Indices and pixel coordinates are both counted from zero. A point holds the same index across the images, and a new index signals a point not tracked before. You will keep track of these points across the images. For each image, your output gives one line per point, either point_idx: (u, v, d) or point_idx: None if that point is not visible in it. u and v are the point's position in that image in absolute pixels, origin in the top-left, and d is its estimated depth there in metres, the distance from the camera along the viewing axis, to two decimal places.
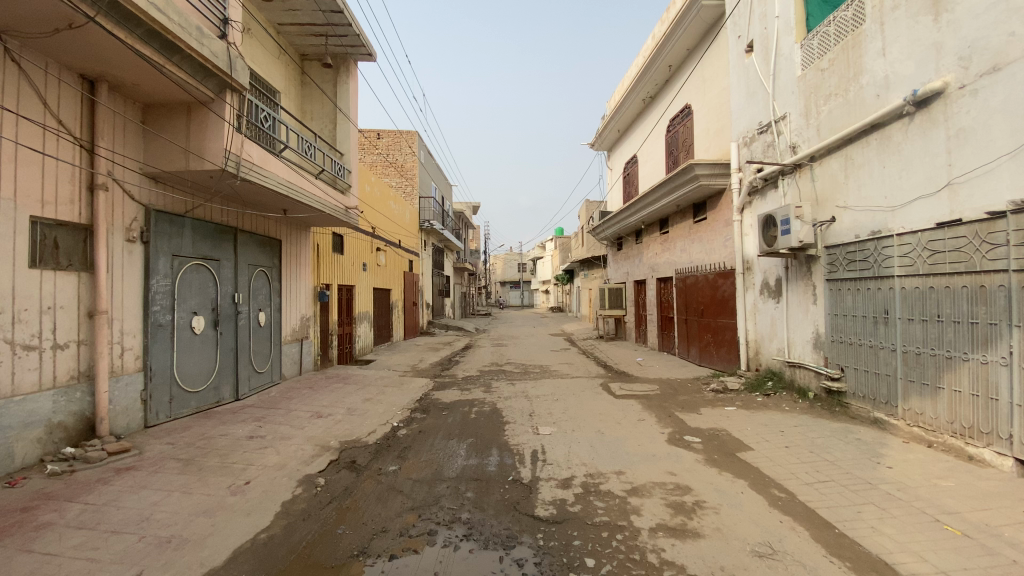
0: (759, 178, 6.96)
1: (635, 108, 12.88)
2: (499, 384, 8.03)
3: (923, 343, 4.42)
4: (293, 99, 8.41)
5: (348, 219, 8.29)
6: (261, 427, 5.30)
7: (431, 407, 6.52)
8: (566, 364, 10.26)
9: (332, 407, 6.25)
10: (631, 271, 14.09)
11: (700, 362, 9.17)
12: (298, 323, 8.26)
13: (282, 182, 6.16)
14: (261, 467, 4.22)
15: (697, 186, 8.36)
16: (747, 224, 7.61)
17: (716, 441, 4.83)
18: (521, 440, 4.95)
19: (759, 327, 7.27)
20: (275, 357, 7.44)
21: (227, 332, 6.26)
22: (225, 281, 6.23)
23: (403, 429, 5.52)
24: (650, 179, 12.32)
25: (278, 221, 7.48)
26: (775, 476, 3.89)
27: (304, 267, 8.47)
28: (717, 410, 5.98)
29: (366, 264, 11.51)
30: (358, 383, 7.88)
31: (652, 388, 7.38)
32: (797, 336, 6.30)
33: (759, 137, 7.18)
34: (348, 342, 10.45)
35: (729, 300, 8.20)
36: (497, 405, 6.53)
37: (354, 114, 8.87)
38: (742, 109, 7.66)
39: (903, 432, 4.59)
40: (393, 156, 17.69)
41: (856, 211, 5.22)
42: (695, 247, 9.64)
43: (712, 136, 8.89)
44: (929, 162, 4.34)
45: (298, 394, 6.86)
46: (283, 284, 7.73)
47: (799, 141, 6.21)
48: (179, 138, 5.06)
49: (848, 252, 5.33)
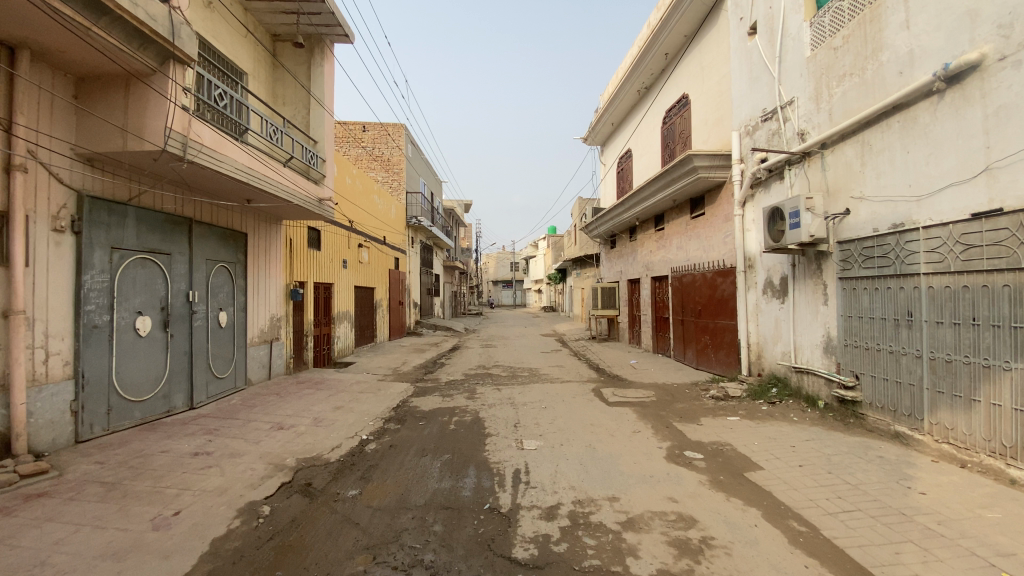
0: (764, 169, 6.45)
1: (630, 100, 12.35)
2: (484, 390, 7.46)
3: (955, 350, 3.93)
4: (263, 83, 7.81)
5: (322, 211, 7.72)
6: (210, 442, 4.71)
7: (407, 417, 5.95)
8: (557, 366, 9.73)
9: (296, 417, 5.66)
10: (625, 269, 13.56)
11: (698, 365, 8.67)
12: (267, 324, 7.66)
13: (242, 168, 5.58)
14: (198, 493, 3.65)
15: (695, 178, 7.83)
16: (748, 218, 7.11)
17: (721, 458, 4.30)
18: (503, 457, 4.39)
19: (762, 329, 6.78)
20: (239, 360, 6.84)
21: (181, 335, 5.67)
22: (177, 278, 5.63)
23: (373, 443, 4.94)
24: (645, 173, 11.81)
25: (242, 212, 6.88)
26: (793, 504, 3.36)
27: (274, 263, 7.86)
28: (719, 420, 5.45)
29: (346, 260, 10.91)
30: (332, 389, 7.29)
31: (647, 394, 6.84)
32: (805, 339, 5.80)
33: (762, 125, 6.68)
34: (325, 343, 9.84)
35: (728, 300, 7.70)
36: (480, 414, 5.97)
37: (330, 101, 8.27)
38: (745, 95, 7.15)
39: (930, 450, 4.10)
40: (379, 149, 17.11)
41: (873, 201, 4.72)
42: (692, 244, 9.13)
43: (711, 126, 8.38)
44: (963, 145, 3.84)
45: (262, 402, 6.26)
46: (248, 281, 7.12)
47: (808, 128, 5.71)
48: (116, 115, 4.47)
49: (865, 247, 4.82)
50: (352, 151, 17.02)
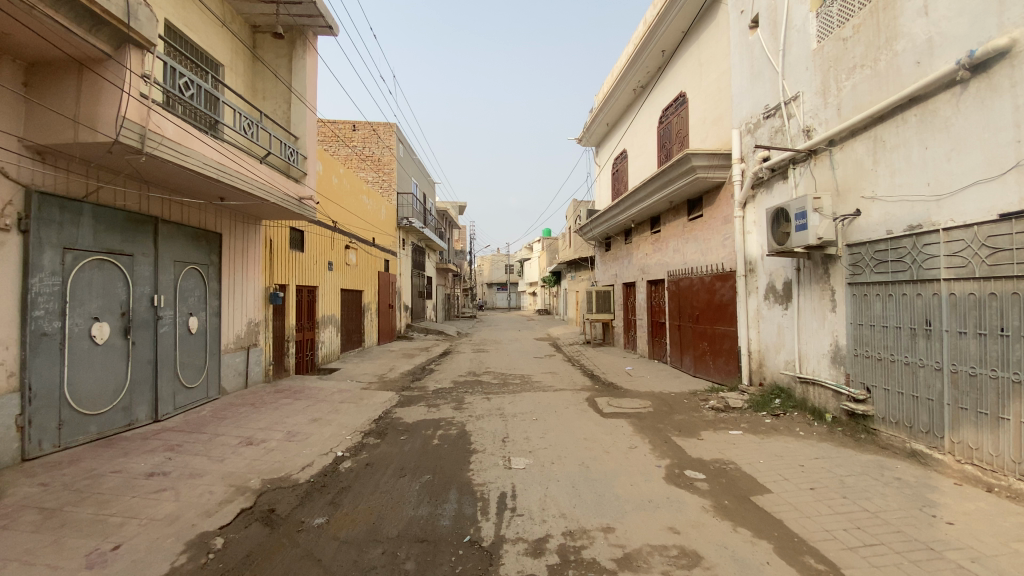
0: (766, 168, 6.15)
1: (625, 99, 12.05)
2: (473, 399, 7.08)
3: (980, 363, 3.62)
4: (242, 76, 7.43)
5: (303, 211, 7.36)
6: (169, 461, 4.32)
7: (388, 430, 5.58)
8: (549, 373, 9.39)
9: (268, 431, 5.27)
10: (619, 272, 13.24)
11: (695, 373, 8.35)
12: (243, 329, 7.26)
13: (212, 163, 5.21)
14: (144, 523, 3.26)
15: (693, 179, 7.51)
16: (749, 220, 6.79)
17: (725, 479, 3.95)
18: (488, 478, 4.02)
19: (764, 336, 6.47)
20: (211, 368, 6.44)
21: (144, 342, 5.28)
22: (140, 281, 5.24)
23: (348, 461, 4.56)
24: (641, 174, 11.50)
25: (215, 211, 6.49)
26: (807, 536, 3.02)
27: (252, 265, 7.47)
28: (720, 434, 5.10)
29: (331, 262, 10.53)
30: (311, 399, 6.90)
31: (644, 404, 6.49)
32: (810, 348, 5.48)
33: (764, 123, 6.36)
34: (309, 349, 9.45)
35: (727, 306, 7.38)
36: (467, 427, 5.59)
37: (312, 96, 7.90)
38: (746, 92, 6.84)
39: (952, 471, 3.79)
40: (369, 149, 16.77)
41: (886, 202, 4.41)
42: (690, 247, 8.82)
43: (710, 124, 8.07)
44: (989, 139, 3.53)
45: (234, 414, 5.86)
46: (222, 284, 6.73)
47: (814, 124, 5.39)
48: (67, 105, 4.08)
49: (878, 250, 4.51)
50: (341, 151, 16.64)
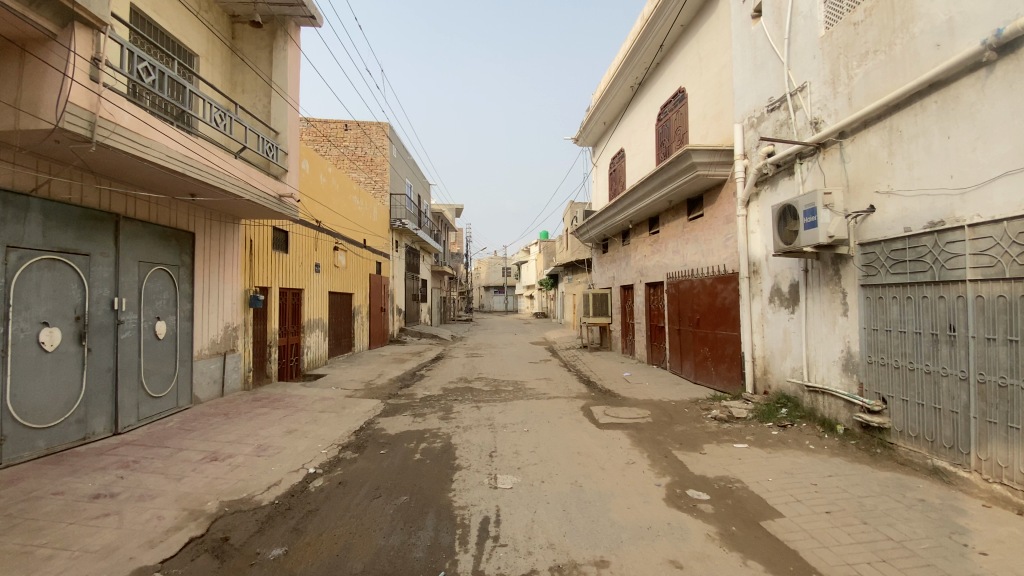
0: (770, 163, 5.81)
1: (622, 97, 11.73)
2: (461, 408, 6.70)
3: (1010, 373, 3.27)
4: (219, 68, 7.09)
5: (284, 210, 6.99)
6: (120, 482, 3.94)
7: (368, 443, 5.19)
8: (544, 379, 9.01)
9: (236, 445, 4.89)
10: (617, 275, 12.89)
11: (696, 380, 7.99)
12: (219, 334, 6.88)
13: (175, 155, 4.85)
14: (75, 556, 2.88)
15: (694, 176, 7.17)
16: (753, 218, 6.45)
17: (731, 501, 3.58)
18: (470, 499, 3.64)
19: (769, 341, 6.11)
20: (181, 376, 6.06)
21: (103, 349, 4.90)
22: (99, 282, 4.87)
23: (319, 480, 4.18)
24: (639, 174, 11.14)
25: (187, 209, 6.13)
26: (827, 571, 2.65)
27: (229, 267, 7.09)
28: (724, 448, 4.73)
29: (318, 264, 10.16)
30: (290, 408, 6.51)
31: (642, 413, 6.12)
32: (819, 354, 5.12)
33: (768, 116, 6.01)
34: (293, 354, 9.07)
35: (729, 309, 7.04)
36: (453, 439, 5.20)
37: (294, 90, 7.53)
38: (748, 84, 6.50)
39: (980, 492, 3.42)
40: (361, 149, 16.39)
41: (903, 196, 4.07)
42: (690, 248, 8.47)
43: (711, 120, 7.73)
44: (1018, 125, 3.20)
45: (204, 426, 5.47)
46: (194, 287, 6.36)
47: (823, 115, 5.05)
48: (8, 88, 3.78)
49: (894, 249, 4.16)
50: (332, 151, 16.27)
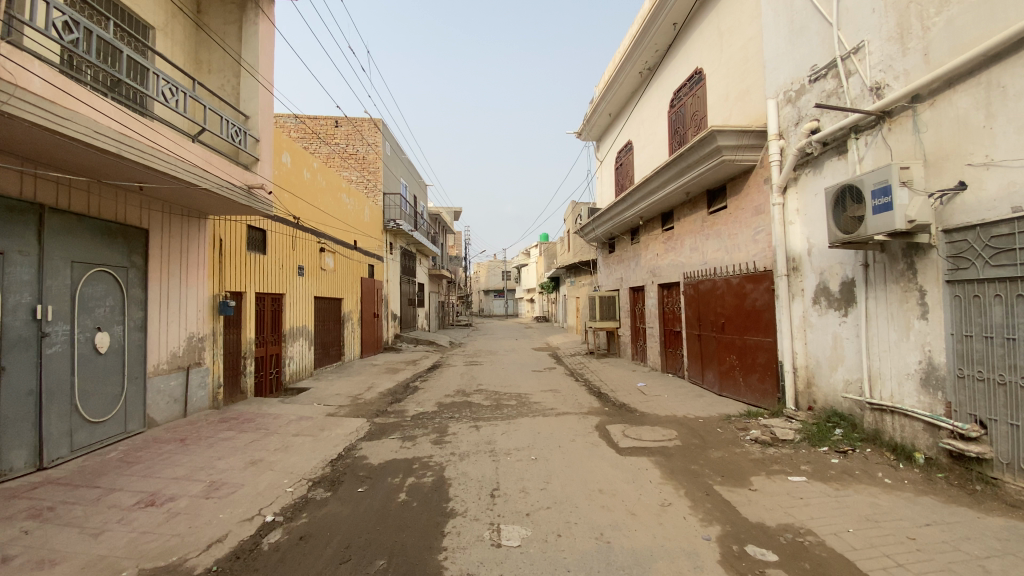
0: (815, 141, 4.98)
1: (629, 84, 10.93)
2: (458, 429, 5.82)
3: None
4: (181, 44, 6.27)
5: (255, 203, 6.14)
6: (19, 540, 3.07)
7: (346, 477, 4.32)
8: (550, 391, 8.14)
9: (183, 483, 4.02)
10: (625, 276, 12.05)
11: (720, 391, 7.13)
12: (181, 346, 6.02)
13: (105, 130, 4.01)
14: None
15: (718, 163, 6.33)
16: (790, 207, 5.61)
17: (810, 565, 2.71)
18: (467, 565, 2.78)
19: (814, 348, 5.27)
20: (130, 396, 5.21)
21: (23, 368, 4.05)
22: (17, 287, 4.02)
23: (277, 533, 3.30)
24: (649, 166, 10.31)
25: (136, 201, 5.29)
26: None
27: (195, 269, 6.24)
28: (779, 482, 3.86)
29: (302, 266, 9.32)
30: (260, 431, 5.63)
31: (668, 435, 5.24)
32: (885, 366, 4.27)
33: (811, 88, 5.19)
34: (272, 366, 8.21)
35: (760, 312, 6.19)
36: (447, 472, 4.31)
37: (269, 71, 6.70)
38: (784, 54, 5.67)
39: None
40: (352, 147, 15.56)
41: (1009, 167, 3.24)
42: (710, 244, 7.63)
43: (735, 100, 6.89)
44: None
45: (151, 457, 4.60)
46: (149, 292, 5.52)
47: (887, 79, 4.23)
48: None
49: (996, 235, 3.34)
50: (322, 149, 15.47)
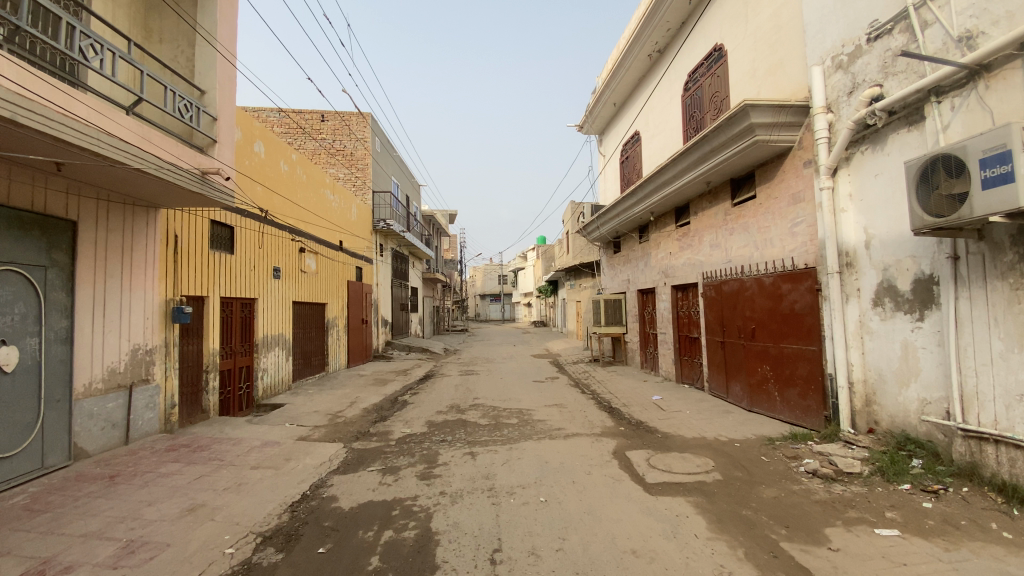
0: (878, 111, 4.13)
1: (636, 70, 10.13)
2: (451, 456, 4.92)
3: None
4: (125, 8, 5.38)
5: (209, 190, 5.22)
6: None
7: (306, 529, 3.39)
8: (555, 406, 7.25)
9: (91, 544, 3.09)
10: (632, 278, 11.17)
11: (749, 405, 6.27)
12: (123, 361, 5.08)
13: None
14: None
15: (750, 145, 5.47)
16: (840, 192, 4.75)
17: None
18: None
19: (875, 360, 4.41)
20: (51, 423, 4.29)
21: None
22: None
23: None
24: (659, 157, 9.48)
25: (58, 184, 4.41)
26: None
27: (142, 269, 5.32)
28: (865, 538, 2.96)
29: (277, 268, 8.41)
30: (214, 462, 4.69)
31: (703, 464, 4.36)
32: (985, 383, 3.40)
33: (870, 48, 4.34)
34: (242, 380, 7.28)
35: (801, 317, 5.32)
36: (434, 521, 3.41)
37: (230, 40, 5.81)
38: (830, 14, 4.84)
39: None
40: (340, 142, 14.68)
41: None
42: (735, 240, 6.77)
43: (765, 75, 6.04)
44: None
45: (64, 503, 3.67)
46: (80, 295, 4.61)
47: (981, 25, 3.39)
48: None
49: None
50: (308, 144, 14.57)
